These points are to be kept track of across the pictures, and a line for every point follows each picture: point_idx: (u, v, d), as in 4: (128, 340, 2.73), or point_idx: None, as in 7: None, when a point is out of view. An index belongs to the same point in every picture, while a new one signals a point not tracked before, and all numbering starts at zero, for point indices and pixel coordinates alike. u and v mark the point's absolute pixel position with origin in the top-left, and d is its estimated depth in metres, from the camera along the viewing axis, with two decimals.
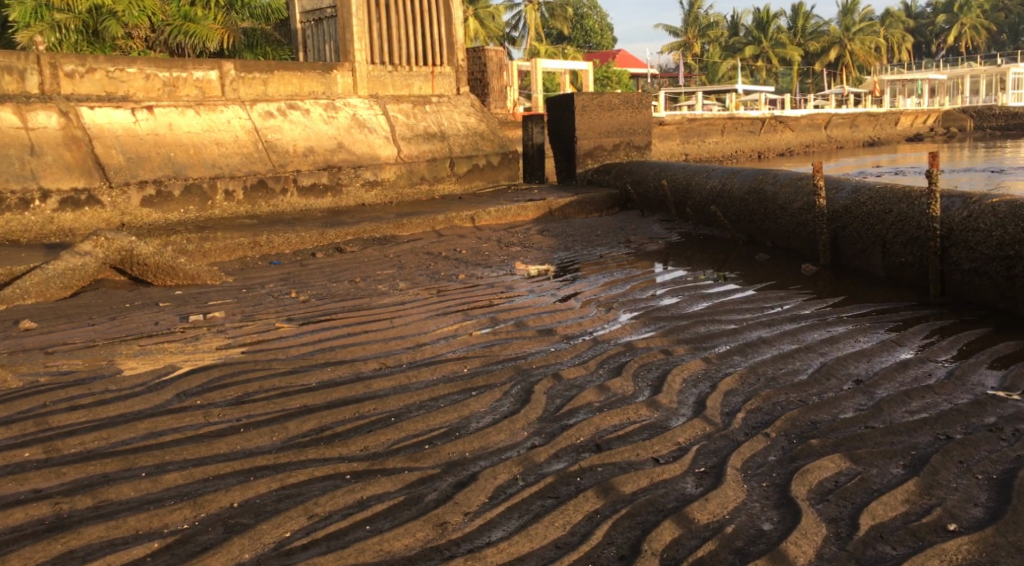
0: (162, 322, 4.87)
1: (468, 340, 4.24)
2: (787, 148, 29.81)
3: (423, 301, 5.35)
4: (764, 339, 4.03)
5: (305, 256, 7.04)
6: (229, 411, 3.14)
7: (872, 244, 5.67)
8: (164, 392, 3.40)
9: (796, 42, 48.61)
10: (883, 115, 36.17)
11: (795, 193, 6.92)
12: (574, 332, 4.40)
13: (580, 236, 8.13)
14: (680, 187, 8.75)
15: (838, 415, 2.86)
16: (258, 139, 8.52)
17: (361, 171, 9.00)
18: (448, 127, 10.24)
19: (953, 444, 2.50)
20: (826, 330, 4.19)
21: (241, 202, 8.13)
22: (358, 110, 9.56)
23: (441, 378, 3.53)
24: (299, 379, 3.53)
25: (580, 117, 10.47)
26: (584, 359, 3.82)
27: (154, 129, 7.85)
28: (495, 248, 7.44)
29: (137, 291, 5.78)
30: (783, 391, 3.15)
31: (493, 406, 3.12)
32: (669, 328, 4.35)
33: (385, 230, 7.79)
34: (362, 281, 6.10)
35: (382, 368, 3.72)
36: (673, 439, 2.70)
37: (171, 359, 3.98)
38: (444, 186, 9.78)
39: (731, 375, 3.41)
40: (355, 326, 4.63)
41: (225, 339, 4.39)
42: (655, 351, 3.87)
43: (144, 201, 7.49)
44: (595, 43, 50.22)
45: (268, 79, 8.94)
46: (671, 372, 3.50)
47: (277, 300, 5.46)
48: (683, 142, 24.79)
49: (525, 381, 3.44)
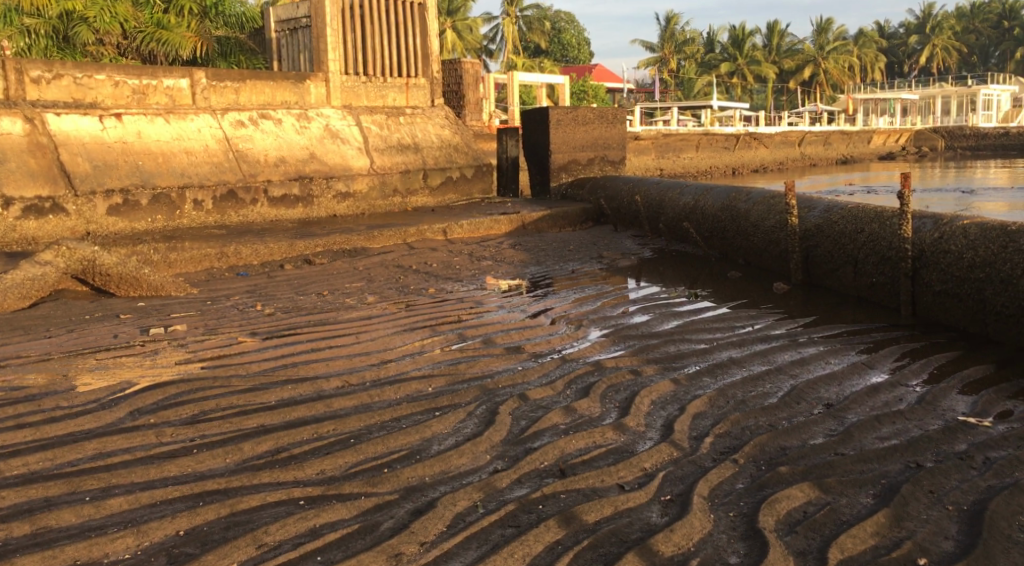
0: (121, 335, 4.73)
1: (434, 358, 4.15)
2: (761, 164, 30.07)
3: (392, 316, 5.25)
4: (734, 359, 3.99)
5: (274, 268, 6.91)
6: (183, 430, 3.02)
7: (843, 264, 5.69)
8: (117, 410, 3.28)
9: (770, 60, 49.18)
10: (855, 133, 36.67)
11: (768, 211, 6.94)
12: (543, 350, 4.33)
13: (553, 250, 8.08)
14: (654, 202, 8.75)
15: (807, 441, 2.82)
16: (228, 148, 8.38)
17: (333, 182, 8.89)
18: (422, 138, 10.17)
19: (923, 474, 2.48)
20: (796, 351, 4.17)
21: (210, 212, 7.98)
22: (330, 120, 9.46)
23: (405, 398, 3.44)
24: (259, 397, 3.42)
25: (555, 131, 10.46)
26: (552, 378, 3.75)
27: (122, 137, 7.70)
28: (467, 262, 7.37)
29: (99, 302, 5.62)
30: (752, 414, 3.11)
31: (456, 427, 3.04)
32: (639, 347, 4.29)
33: (356, 243, 7.68)
34: (330, 294, 5.99)
35: (345, 386, 3.62)
36: (639, 465, 2.63)
37: (127, 374, 3.85)
38: (417, 198, 9.69)
39: (701, 397, 3.36)
40: (319, 341, 4.52)
41: (184, 353, 4.26)
42: (624, 371, 3.81)
43: (110, 210, 7.30)
44: (572, 57, 50.47)
45: (240, 88, 8.83)
46: (639, 392, 3.44)
47: (242, 313, 5.34)
48: (658, 156, 24.92)
49: (491, 402, 3.36)
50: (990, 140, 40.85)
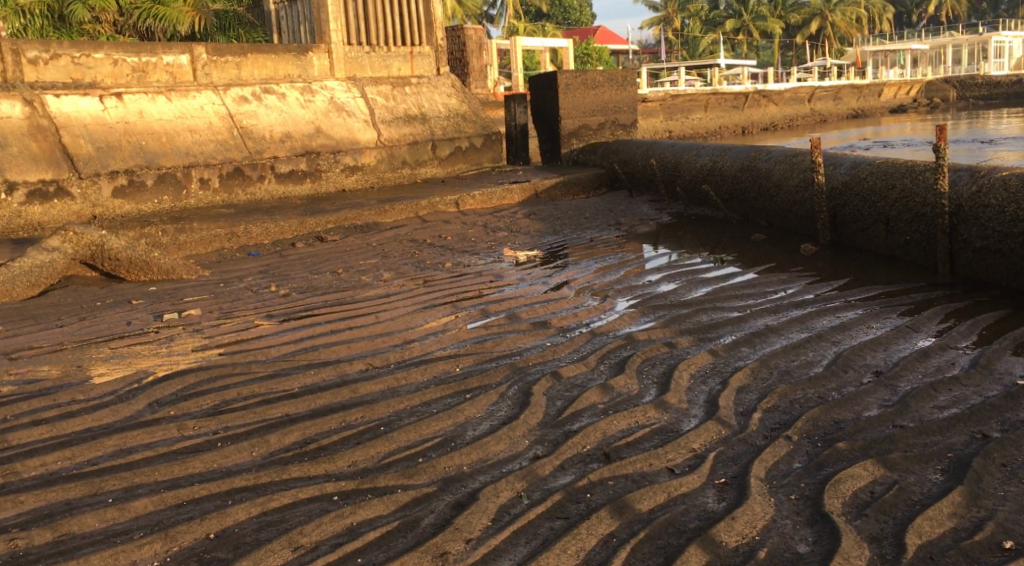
0: (135, 321, 4.60)
1: (459, 336, 4.01)
2: (771, 122, 29.59)
3: (411, 293, 5.10)
4: (771, 327, 3.84)
5: (285, 247, 6.76)
6: (204, 422, 2.89)
7: (874, 222, 5.50)
8: (134, 403, 3.15)
9: (776, 15, 48.29)
10: (866, 87, 36.02)
11: (791, 169, 6.72)
12: (570, 324, 4.19)
13: (568, 219, 7.89)
14: (669, 165, 8.52)
15: (863, 413, 2.67)
16: (233, 125, 8.19)
17: (341, 156, 8.71)
18: (429, 108, 9.95)
19: (993, 445, 2.31)
20: (835, 316, 4.00)
21: (217, 191, 7.83)
22: (335, 93, 9.24)
23: (432, 380, 3.30)
24: (281, 384, 3.29)
25: (564, 96, 10.20)
26: (583, 354, 3.61)
27: (124, 117, 7.52)
28: (481, 234, 7.20)
29: (110, 288, 5.48)
30: (799, 386, 2.96)
31: (489, 411, 2.90)
32: (670, 317, 4.14)
33: (367, 218, 7.52)
34: (344, 272, 5.85)
35: (369, 370, 3.48)
36: (687, 446, 2.49)
37: (144, 363, 3.72)
38: (426, 170, 9.49)
39: (742, 369, 3.21)
40: (338, 322, 4.38)
41: (201, 339, 4.13)
42: (658, 344, 3.66)
43: (116, 192, 7.17)
44: (574, 20, 49.75)
45: (242, 62, 8.60)
46: (677, 367, 3.30)
47: (256, 294, 5.20)
48: (667, 119, 24.55)
49: (523, 382, 3.22)
50: (1003, 88, 40.12)
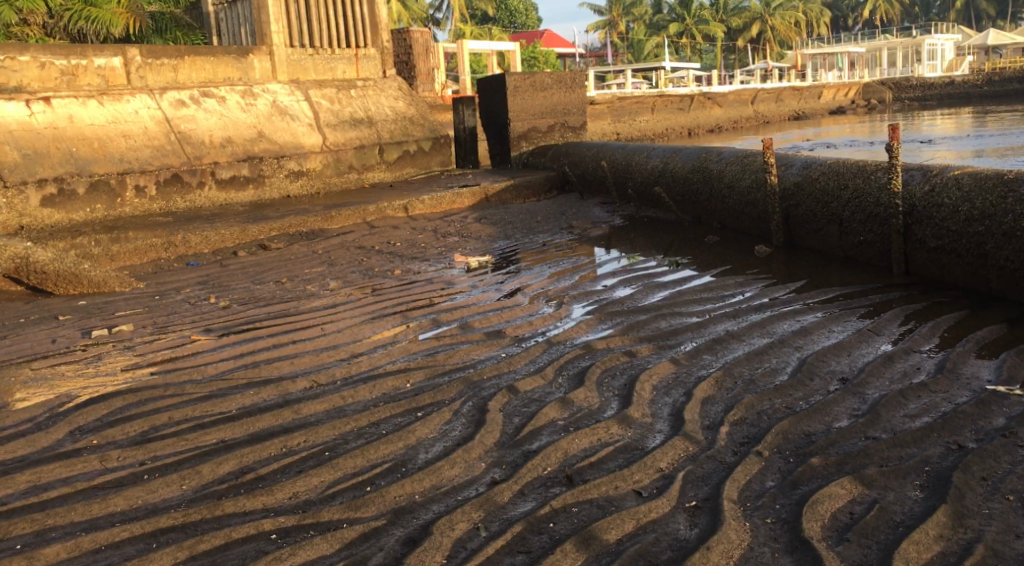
0: (61, 339, 4.28)
1: (409, 349, 3.80)
2: (716, 124, 29.94)
3: (358, 303, 4.88)
4: (732, 333, 3.73)
5: (226, 256, 6.47)
6: (130, 452, 2.63)
7: (828, 223, 5.46)
8: (54, 431, 2.85)
9: (719, 19, 49.04)
10: (807, 89, 36.70)
11: (742, 170, 6.68)
12: (525, 333, 4.02)
13: (520, 223, 7.74)
14: (620, 167, 8.44)
15: (833, 425, 2.57)
16: (171, 130, 7.85)
17: (285, 161, 8.42)
18: (375, 111, 9.70)
19: (972, 457, 2.23)
20: (795, 320, 3.92)
21: (154, 199, 7.48)
22: (278, 96, 8.95)
23: (381, 398, 3.09)
24: (217, 406, 3.04)
25: (512, 99, 10.06)
26: (540, 366, 3.45)
27: (53, 123, 7.12)
28: (431, 239, 7.01)
29: (35, 303, 5.13)
30: (766, 396, 2.84)
31: (442, 431, 2.72)
32: (627, 324, 4.01)
33: (313, 224, 7.25)
34: (289, 281, 5.60)
35: (314, 388, 3.25)
36: (654, 465, 2.35)
37: (66, 387, 3.42)
38: (374, 174, 9.24)
39: (705, 379, 3.08)
40: (281, 336, 4.14)
41: (132, 358, 3.83)
42: (617, 353, 3.52)
43: (45, 201, 6.78)
44: (521, 24, 49.80)
45: (179, 65, 8.26)
46: (638, 378, 3.16)
47: (193, 307, 4.91)
48: (614, 121, 24.62)
49: (477, 398, 3.04)
50: (937, 89, 41.35)
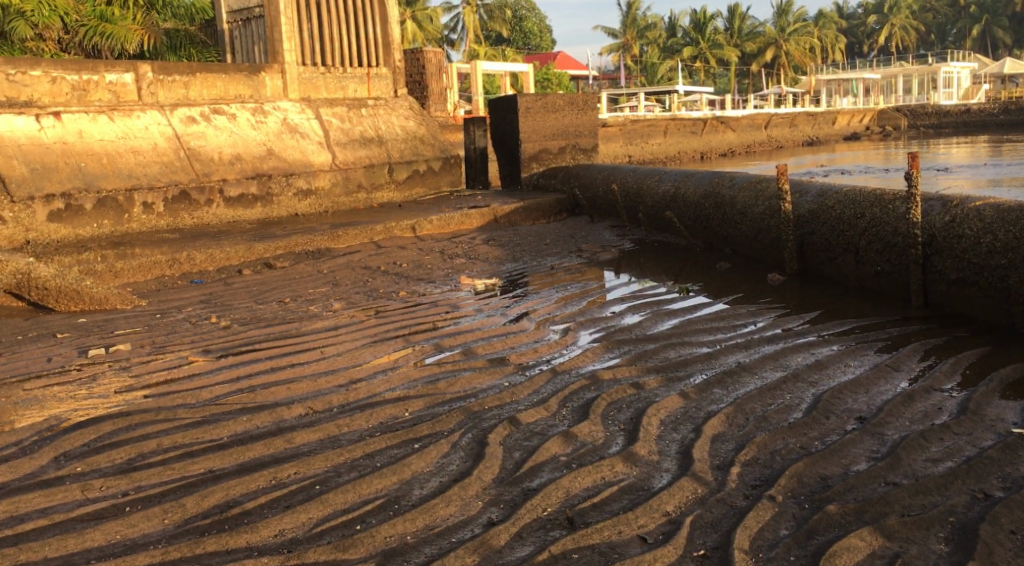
0: (57, 357, 4.16)
1: (409, 375, 3.69)
2: (729, 148, 29.87)
3: (361, 325, 4.77)
4: (743, 366, 3.61)
5: (231, 274, 6.39)
6: (114, 481, 2.52)
7: (843, 252, 5.35)
8: (38, 457, 2.72)
9: (732, 43, 49.12)
10: (820, 115, 36.59)
11: (755, 197, 6.57)
12: (530, 361, 3.91)
13: (528, 245, 7.64)
14: (631, 190, 8.35)
15: (850, 469, 2.45)
16: (180, 146, 7.81)
17: (294, 179, 8.37)
18: (386, 131, 9.65)
19: (999, 507, 2.14)
20: (809, 354, 3.80)
21: (161, 215, 7.43)
22: (288, 115, 8.92)
23: (378, 427, 2.98)
24: (208, 433, 2.92)
25: (524, 120, 10.00)
26: (544, 396, 3.33)
27: (62, 138, 7.08)
28: (438, 261, 6.91)
29: (35, 320, 5.03)
30: (779, 435, 2.73)
31: (439, 465, 2.60)
32: (635, 354, 3.90)
33: (319, 243, 7.16)
34: (292, 301, 5.50)
35: (309, 415, 3.14)
36: (660, 509, 2.23)
37: (56, 408, 3.31)
38: (383, 194, 9.18)
39: (716, 415, 2.96)
40: (280, 359, 4.03)
41: (126, 379, 3.72)
42: (624, 385, 3.40)
43: (51, 216, 6.72)
44: (535, 46, 50.07)
45: (190, 82, 8.23)
46: (645, 412, 3.04)
47: (194, 327, 4.81)
48: (626, 144, 24.59)
49: (477, 429, 2.93)
50: (951, 117, 41.23)
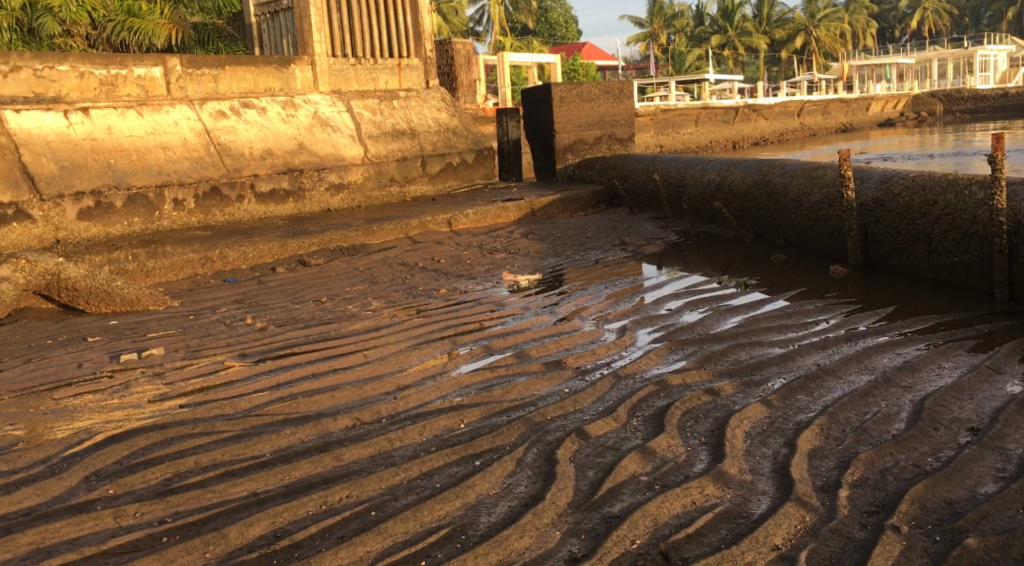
0: (87, 363, 3.95)
1: (460, 381, 3.41)
2: (761, 135, 29.27)
3: (402, 326, 4.52)
4: (825, 369, 3.34)
5: (264, 272, 6.18)
6: (149, 507, 2.28)
7: (914, 242, 5.01)
8: (66, 477, 2.49)
9: (761, 30, 48.26)
10: (854, 101, 35.75)
11: (811, 184, 6.22)
12: (588, 364, 3.64)
13: (568, 239, 7.35)
14: (673, 180, 8.02)
15: (978, 492, 2.16)
16: (210, 141, 7.61)
17: (326, 174, 8.15)
18: (418, 123, 9.40)
19: None
20: (895, 354, 3.50)
21: (192, 212, 7.25)
22: (319, 107, 8.70)
23: (433, 442, 2.72)
24: (249, 449, 2.68)
25: (559, 110, 9.70)
26: (610, 405, 3.06)
27: (91, 134, 6.92)
28: (477, 256, 6.66)
29: (65, 322, 4.84)
30: (887, 450, 2.46)
31: (505, 487, 2.34)
32: (704, 357, 3.64)
33: (353, 239, 6.94)
34: (329, 300, 5.27)
35: (357, 428, 2.88)
36: (767, 542, 1.97)
37: (87, 420, 3.08)
38: (416, 187, 8.93)
39: (807, 427, 2.70)
40: (321, 363, 3.79)
41: (160, 387, 3.49)
42: (698, 391, 3.15)
43: (81, 214, 6.56)
44: (560, 36, 49.39)
45: (219, 75, 8.04)
46: (727, 423, 2.78)
47: (228, 329, 4.58)
48: (657, 134, 24.16)
49: (542, 444, 2.67)
50: (989, 101, 40.22)
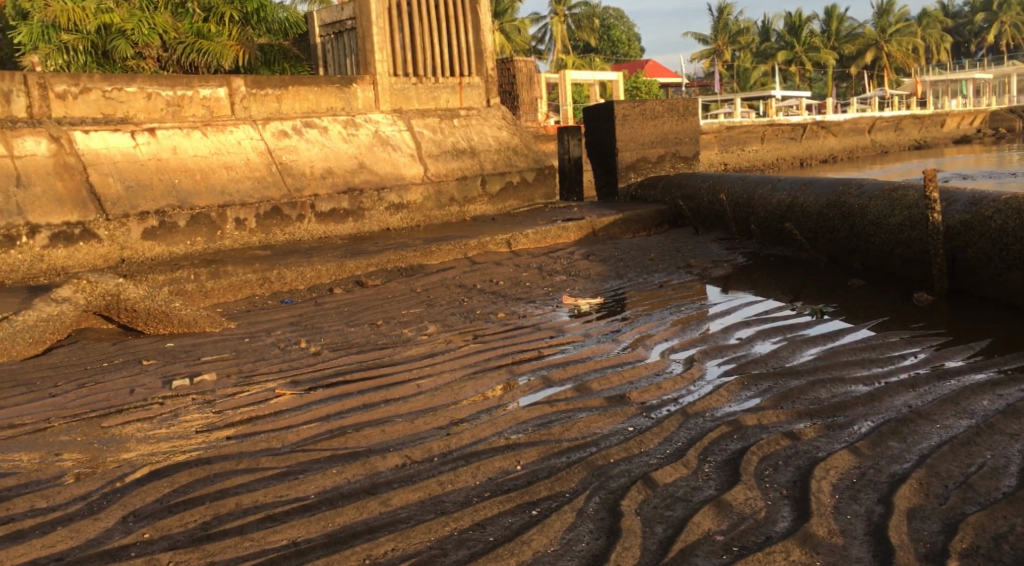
0: (140, 388, 3.88)
1: (517, 417, 3.21)
2: (830, 153, 28.43)
3: (459, 353, 4.34)
4: (918, 411, 3.04)
5: (322, 293, 6.11)
6: (184, 556, 2.13)
7: (1009, 269, 4.63)
8: (103, 518, 2.37)
9: (829, 46, 47.20)
10: (927, 117, 34.52)
11: (890, 206, 5.86)
12: (655, 400, 3.39)
13: (631, 260, 7.10)
14: (740, 200, 7.71)
15: None
16: (271, 161, 7.62)
17: (385, 193, 8.09)
18: (478, 141, 9.29)
19: None
20: (997, 395, 3.17)
21: (254, 231, 7.23)
22: (380, 126, 8.67)
23: (486, 486, 2.52)
24: (292, 490, 2.52)
25: (621, 128, 9.47)
26: (678, 447, 2.83)
27: (157, 154, 6.99)
28: (537, 278, 6.47)
29: (123, 344, 4.82)
30: (1000, 514, 2.18)
31: (565, 543, 2.13)
32: (781, 394, 3.36)
33: (411, 259, 6.82)
34: (385, 324, 5.14)
35: (407, 467, 2.71)
36: None
37: (134, 451, 2.99)
38: (475, 207, 8.81)
39: (904, 481, 2.43)
40: (374, 393, 3.63)
41: (210, 416, 3.38)
42: (776, 434, 2.89)
43: (145, 234, 6.61)
44: (622, 54, 49.20)
45: (282, 95, 8.08)
46: (811, 473, 2.52)
47: (282, 353, 4.48)
48: (721, 151, 23.68)
49: (604, 492, 2.45)
50: None
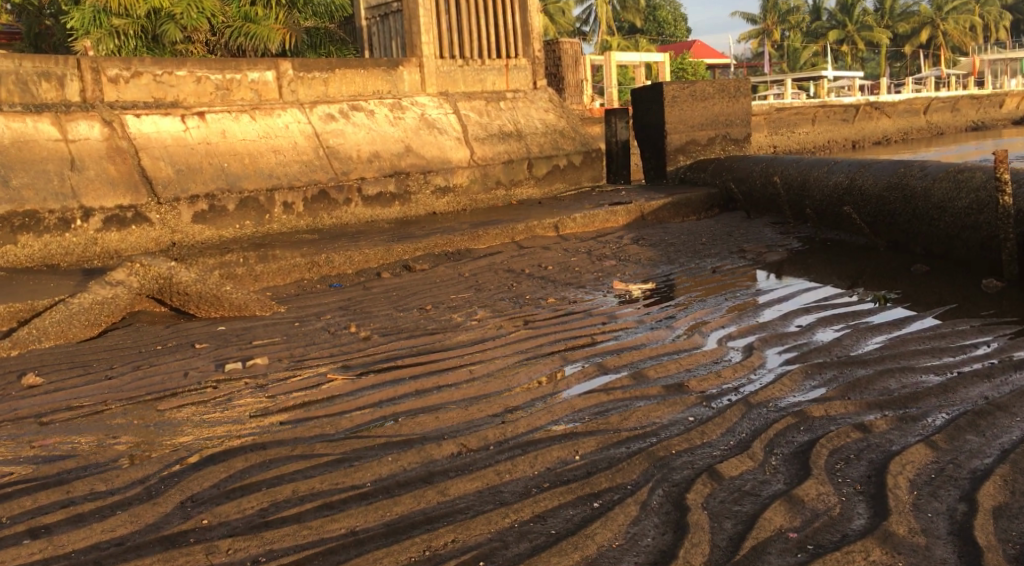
0: (193, 372, 3.89)
1: (573, 405, 3.14)
2: (883, 135, 27.63)
3: (510, 339, 4.27)
4: (995, 403, 2.89)
5: (369, 278, 6.09)
6: (242, 543, 2.11)
7: None
8: (161, 502, 2.36)
9: (883, 24, 45.82)
10: (986, 97, 33.33)
11: (956, 188, 5.63)
12: (715, 389, 3.28)
13: (682, 245, 6.96)
14: (795, 183, 7.50)
15: None
16: (319, 144, 7.62)
17: (432, 177, 8.04)
18: (525, 124, 9.19)
19: None
20: None
21: (302, 215, 7.23)
22: (426, 109, 8.62)
23: (545, 477, 2.46)
24: (349, 478, 2.48)
25: (671, 110, 9.28)
26: (743, 438, 2.72)
27: (206, 138, 7.03)
28: (586, 262, 6.37)
29: (175, 327, 4.85)
30: None
31: (630, 538, 2.06)
32: (847, 384, 3.23)
33: (458, 243, 6.78)
34: (433, 308, 5.10)
35: (463, 455, 2.66)
36: None
37: (189, 435, 2.98)
38: (522, 191, 8.72)
39: (986, 477, 2.30)
40: (426, 379, 3.58)
41: (263, 401, 3.37)
42: (845, 426, 2.77)
43: (196, 217, 6.66)
44: (668, 35, 48.43)
45: (330, 78, 8.06)
46: (886, 468, 2.40)
47: (332, 338, 4.46)
48: (771, 133, 23.16)
49: (668, 485, 2.36)
50: None
